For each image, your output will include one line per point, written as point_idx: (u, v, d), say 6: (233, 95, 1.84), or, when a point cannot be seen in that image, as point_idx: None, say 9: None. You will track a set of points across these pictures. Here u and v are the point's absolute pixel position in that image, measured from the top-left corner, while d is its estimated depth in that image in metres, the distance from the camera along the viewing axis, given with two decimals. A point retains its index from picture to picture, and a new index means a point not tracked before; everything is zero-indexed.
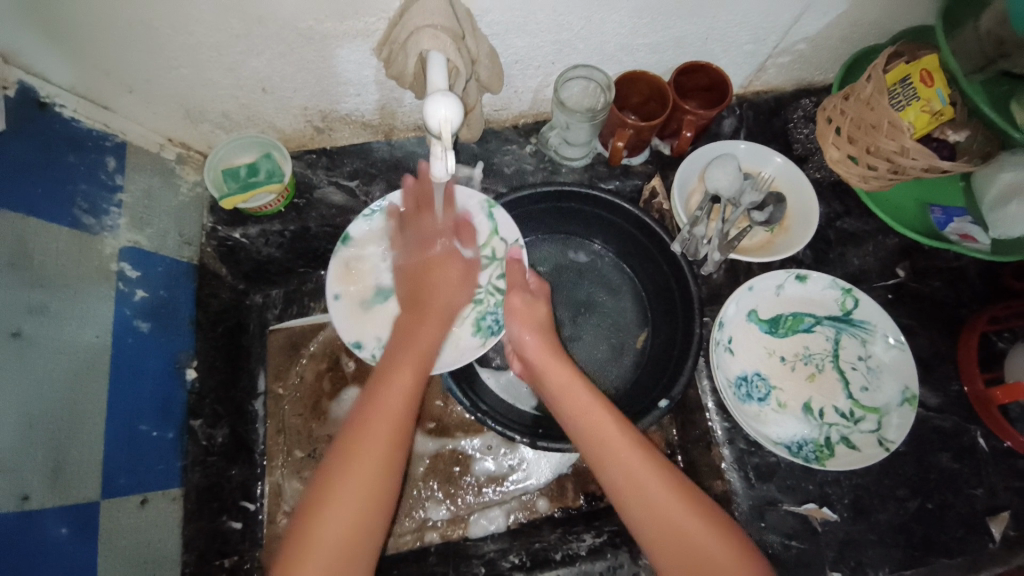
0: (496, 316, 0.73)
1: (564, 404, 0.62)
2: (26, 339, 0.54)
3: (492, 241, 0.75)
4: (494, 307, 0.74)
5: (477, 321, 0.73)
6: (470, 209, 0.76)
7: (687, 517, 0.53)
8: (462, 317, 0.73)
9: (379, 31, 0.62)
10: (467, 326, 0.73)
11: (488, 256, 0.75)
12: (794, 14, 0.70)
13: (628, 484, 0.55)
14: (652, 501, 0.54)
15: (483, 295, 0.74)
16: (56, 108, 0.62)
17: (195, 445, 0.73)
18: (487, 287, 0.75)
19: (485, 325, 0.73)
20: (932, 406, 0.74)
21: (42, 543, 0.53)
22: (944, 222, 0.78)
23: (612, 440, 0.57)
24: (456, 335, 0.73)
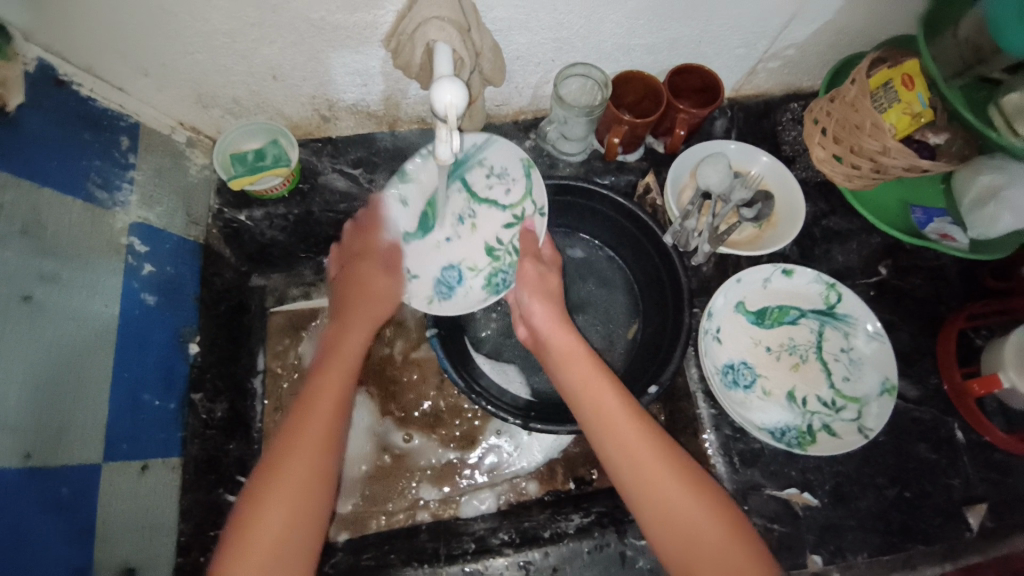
0: (508, 275, 0.74)
1: (568, 377, 0.63)
2: (38, 303, 0.57)
3: (524, 203, 0.75)
4: (507, 267, 0.74)
5: (490, 277, 0.75)
6: (512, 166, 0.76)
7: (684, 498, 0.55)
8: (478, 269, 0.75)
9: (387, 23, 0.65)
10: (480, 279, 0.75)
11: (517, 216, 0.75)
12: (784, 19, 0.74)
13: (629, 459, 0.57)
14: (654, 481, 0.55)
15: (503, 253, 0.75)
16: (73, 86, 0.64)
17: (196, 418, 0.75)
18: (508, 247, 0.75)
19: (495, 282, 0.74)
20: (912, 398, 0.76)
21: (42, 501, 0.55)
22: (924, 222, 0.81)
23: (619, 417, 0.59)
24: (468, 285, 0.75)
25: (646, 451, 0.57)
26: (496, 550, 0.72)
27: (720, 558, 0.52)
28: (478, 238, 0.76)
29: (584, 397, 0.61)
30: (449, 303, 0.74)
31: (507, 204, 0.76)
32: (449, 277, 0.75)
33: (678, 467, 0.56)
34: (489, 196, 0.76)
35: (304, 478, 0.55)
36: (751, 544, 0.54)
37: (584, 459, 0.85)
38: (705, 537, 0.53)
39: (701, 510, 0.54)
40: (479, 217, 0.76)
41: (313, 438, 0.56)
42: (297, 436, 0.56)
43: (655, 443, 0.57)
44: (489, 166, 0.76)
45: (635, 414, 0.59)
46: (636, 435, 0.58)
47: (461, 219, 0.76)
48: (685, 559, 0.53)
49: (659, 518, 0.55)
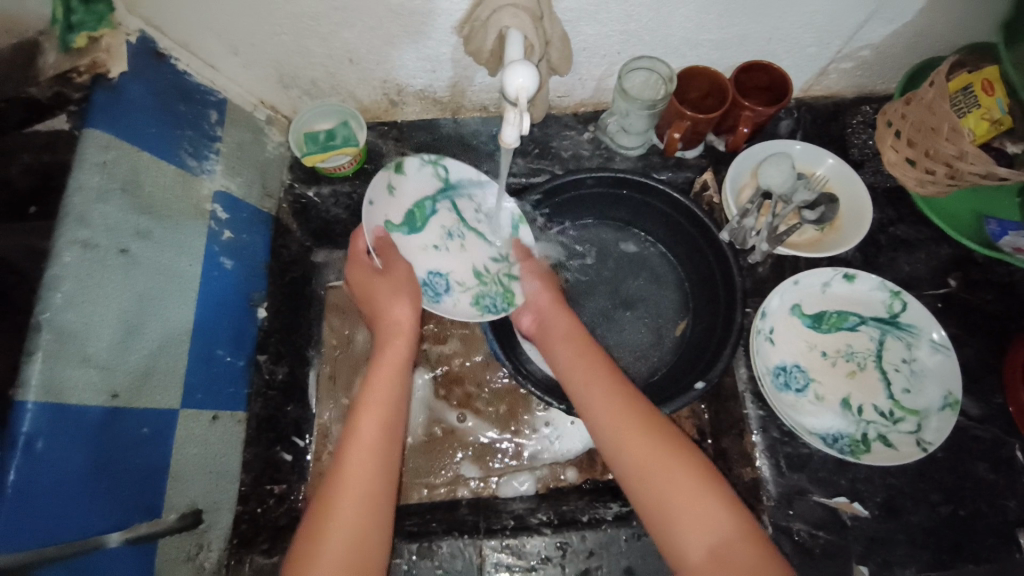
0: (497, 300, 0.78)
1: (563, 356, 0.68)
2: (132, 257, 0.62)
3: (512, 245, 0.81)
4: (495, 294, 0.79)
5: (479, 296, 0.79)
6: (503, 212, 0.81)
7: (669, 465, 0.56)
8: (467, 286, 0.79)
9: (461, 10, 0.68)
10: (467, 295, 0.79)
11: (505, 255, 0.81)
12: (860, 19, 0.72)
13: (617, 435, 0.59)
14: (643, 457, 0.57)
15: (491, 280, 0.80)
16: (170, 60, 0.70)
17: (259, 377, 0.81)
18: (495, 277, 0.80)
19: (484, 303, 0.78)
20: (974, 416, 0.73)
21: (126, 437, 0.60)
22: (998, 234, 0.77)
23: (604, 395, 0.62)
24: (456, 296, 0.78)
25: (628, 422, 0.59)
26: (535, 529, 0.74)
27: (700, 521, 0.53)
28: (466, 260, 0.80)
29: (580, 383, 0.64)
30: (438, 307, 0.77)
31: (495, 240, 0.81)
32: (439, 284, 0.78)
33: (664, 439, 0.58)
34: (479, 229, 0.81)
35: (367, 482, 0.57)
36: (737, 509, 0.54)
37: None
38: (690, 501, 0.54)
39: (684, 476, 0.55)
40: (469, 240, 0.81)
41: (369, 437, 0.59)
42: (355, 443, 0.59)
43: (643, 418, 0.59)
44: (483, 206, 0.81)
45: (619, 389, 0.62)
46: (622, 411, 0.60)
47: (450, 236, 0.80)
48: (669, 528, 0.54)
49: (643, 487, 0.56)
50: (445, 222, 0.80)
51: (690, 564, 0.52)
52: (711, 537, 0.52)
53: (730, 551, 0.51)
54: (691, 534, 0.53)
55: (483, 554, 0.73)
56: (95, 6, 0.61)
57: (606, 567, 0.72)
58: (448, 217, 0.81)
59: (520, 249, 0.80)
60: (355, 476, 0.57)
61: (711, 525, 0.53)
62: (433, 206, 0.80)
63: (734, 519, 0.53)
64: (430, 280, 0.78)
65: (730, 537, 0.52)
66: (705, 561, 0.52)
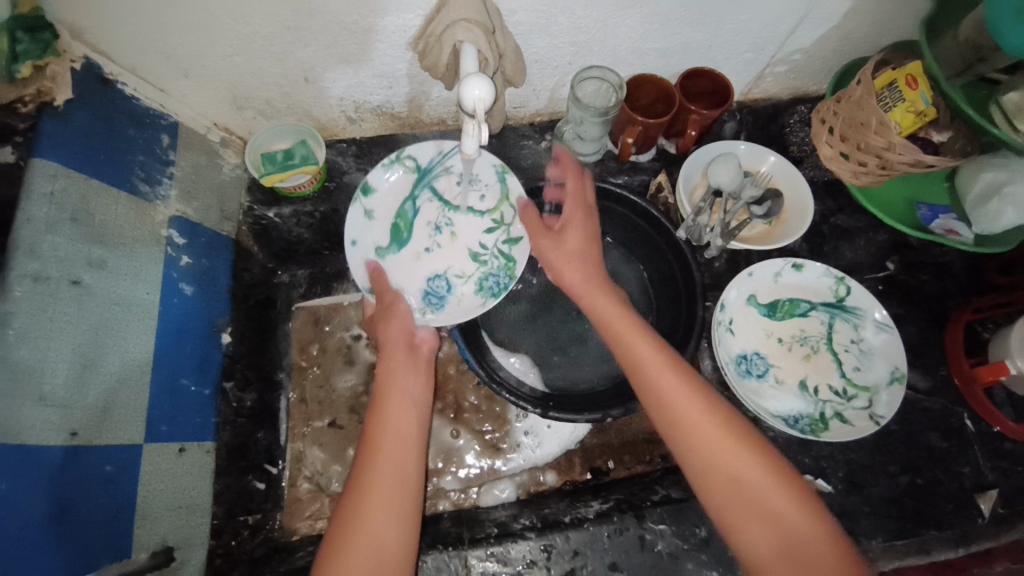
0: (498, 278, 0.82)
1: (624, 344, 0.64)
2: (85, 287, 0.60)
3: (501, 207, 0.83)
4: (496, 272, 0.82)
5: (480, 282, 0.82)
6: (484, 173, 0.82)
7: (744, 459, 0.55)
8: (467, 276, 0.83)
9: (415, 27, 0.69)
10: (471, 285, 0.82)
11: (497, 221, 0.83)
12: (790, 25, 0.77)
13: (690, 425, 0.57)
14: (717, 450, 0.55)
15: (488, 257, 0.83)
16: (118, 85, 0.68)
17: (227, 405, 0.80)
18: (493, 251, 0.83)
19: (488, 286, 0.82)
20: (922, 389, 0.79)
21: (87, 475, 0.57)
22: (929, 218, 0.83)
23: (675, 386, 0.59)
24: (460, 292, 0.82)
25: (699, 412, 0.57)
26: (518, 533, 0.75)
27: (773, 515, 0.52)
28: (460, 245, 0.84)
29: (644, 367, 0.61)
30: (444, 312, 0.81)
31: (484, 210, 0.84)
32: (441, 287, 0.82)
33: (737, 431, 0.56)
34: (465, 204, 0.84)
35: (388, 499, 0.58)
36: (813, 505, 0.53)
37: (600, 450, 0.87)
38: (758, 494, 0.53)
39: (752, 468, 0.54)
40: (458, 225, 0.84)
41: (390, 454, 0.61)
42: (376, 461, 0.60)
43: (715, 412, 0.58)
44: (457, 176, 0.83)
45: (682, 374, 0.60)
46: (693, 398, 0.58)
47: (439, 229, 0.84)
48: (738, 522, 0.53)
49: (716, 482, 0.55)
50: (430, 218, 0.84)
51: (760, 559, 0.52)
52: (780, 531, 0.52)
53: (801, 545, 0.51)
54: (761, 528, 0.52)
55: (469, 564, 0.72)
56: (40, 34, 0.59)
57: (591, 565, 0.72)
58: (432, 211, 0.84)
59: (529, 214, 0.78)
60: (374, 491, 0.59)
61: (780, 518, 0.52)
62: (413, 207, 0.83)
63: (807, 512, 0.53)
64: (431, 286, 0.82)
65: (801, 529, 0.51)
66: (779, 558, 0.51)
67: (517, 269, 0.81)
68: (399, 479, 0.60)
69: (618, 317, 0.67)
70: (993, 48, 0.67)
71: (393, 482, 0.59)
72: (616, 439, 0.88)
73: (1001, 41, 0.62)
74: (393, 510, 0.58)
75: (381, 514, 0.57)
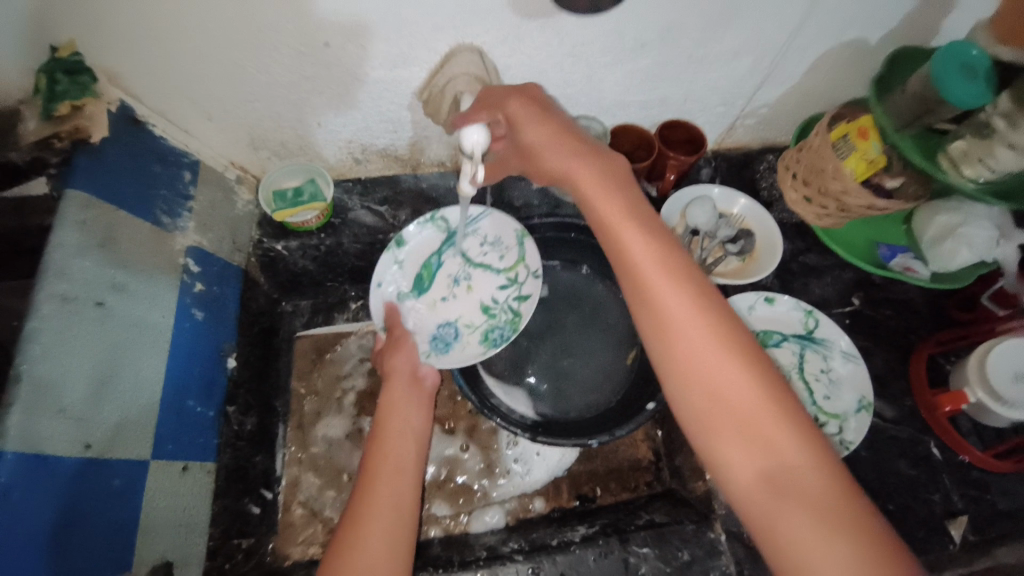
0: (502, 331, 0.87)
1: (608, 234, 0.57)
2: (108, 309, 0.65)
3: (518, 267, 0.89)
4: (502, 325, 0.87)
5: (486, 333, 0.88)
6: (506, 235, 0.90)
7: (724, 368, 0.49)
8: (476, 326, 0.88)
9: (419, 79, 0.77)
10: (477, 336, 0.88)
11: (512, 279, 0.89)
12: (756, 83, 0.87)
13: (668, 327, 0.51)
14: (699, 358, 0.50)
15: (497, 312, 0.88)
16: (148, 127, 0.75)
17: (228, 428, 0.82)
18: (503, 306, 0.88)
19: (492, 338, 0.87)
20: (889, 418, 0.84)
21: (98, 486, 0.60)
22: (888, 257, 0.90)
23: (658, 284, 0.53)
24: (466, 340, 0.87)
25: (683, 314, 0.51)
26: (507, 556, 0.77)
27: (752, 434, 0.47)
28: (474, 298, 0.90)
29: (631, 259, 0.55)
30: (448, 355, 0.86)
31: (501, 268, 0.90)
32: (449, 334, 0.88)
33: (726, 338, 0.50)
34: (484, 261, 0.90)
35: (385, 526, 0.61)
36: (805, 428, 0.47)
37: (587, 477, 0.92)
38: (749, 420, 0.47)
39: (741, 390, 0.48)
40: (475, 279, 0.90)
41: (389, 484, 0.65)
42: (375, 490, 0.64)
43: (699, 313, 0.51)
44: (482, 237, 0.90)
45: (673, 271, 0.53)
46: (676, 297, 0.52)
47: (456, 280, 0.90)
48: (712, 437, 0.49)
49: (691, 392, 0.50)
50: (452, 271, 0.91)
51: (734, 478, 0.47)
52: (760, 452, 0.46)
53: (786, 473, 0.45)
54: (737, 448, 0.47)
55: None
56: (79, 77, 0.64)
57: None
58: (454, 265, 0.91)
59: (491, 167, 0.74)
60: (372, 517, 0.61)
61: (768, 446, 0.46)
62: (438, 261, 0.91)
63: (805, 446, 0.46)
64: (440, 332, 0.88)
65: (794, 465, 0.45)
66: (755, 480, 0.46)
67: (521, 323, 0.86)
68: (396, 506, 0.63)
69: (609, 202, 0.58)
70: (937, 101, 0.71)
71: (391, 510, 0.63)
72: (601, 467, 0.92)
73: (947, 94, 0.67)
74: (392, 534, 0.61)
75: (378, 542, 0.60)
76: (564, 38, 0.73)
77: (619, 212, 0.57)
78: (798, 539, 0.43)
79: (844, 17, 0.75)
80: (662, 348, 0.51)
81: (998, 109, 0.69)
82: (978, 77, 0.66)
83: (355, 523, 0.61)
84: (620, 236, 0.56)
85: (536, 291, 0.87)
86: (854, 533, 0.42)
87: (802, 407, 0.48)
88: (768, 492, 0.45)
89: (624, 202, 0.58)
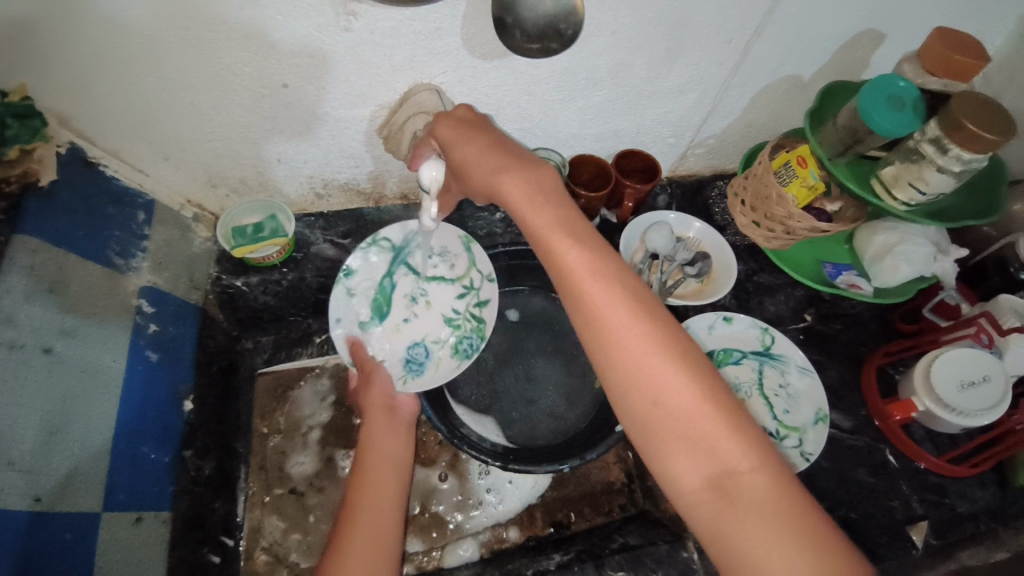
0: (472, 340, 0.88)
1: (541, 244, 0.55)
2: (56, 355, 0.62)
3: (470, 273, 0.89)
4: (469, 334, 0.88)
5: (456, 345, 0.88)
6: (451, 245, 0.89)
7: (666, 378, 0.49)
8: (443, 340, 0.88)
9: (379, 117, 0.78)
10: (448, 349, 0.88)
11: (467, 287, 0.90)
12: (702, 116, 0.91)
13: (610, 339, 0.51)
14: (641, 368, 0.50)
15: (462, 321, 0.89)
16: (100, 167, 0.74)
17: (186, 473, 0.79)
18: (465, 314, 0.89)
19: (463, 348, 0.87)
20: (846, 428, 0.87)
21: (48, 543, 0.58)
22: (834, 274, 0.94)
23: (597, 295, 0.52)
24: (438, 356, 0.88)
25: (622, 327, 0.51)
26: None
27: (696, 442, 0.48)
28: (435, 312, 0.90)
29: (568, 270, 0.53)
30: (423, 376, 0.86)
31: (454, 277, 0.90)
32: (420, 354, 0.88)
33: (665, 346, 0.51)
34: (436, 274, 0.90)
35: (364, 569, 0.61)
36: (746, 431, 0.48)
37: (561, 503, 0.91)
38: (693, 429, 0.48)
39: (685, 400, 0.49)
40: (432, 294, 0.90)
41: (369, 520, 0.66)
42: (353, 529, 0.64)
43: (638, 321, 0.51)
44: (427, 249, 0.90)
45: (610, 281, 0.53)
46: (615, 308, 0.52)
47: (414, 299, 0.90)
48: (658, 447, 0.49)
49: (636, 404, 0.50)
50: (406, 290, 0.90)
51: (681, 486, 0.48)
52: (705, 459, 0.48)
53: (730, 478, 0.47)
54: (683, 456, 0.48)
55: None
56: (30, 121, 0.62)
57: None
58: (407, 284, 0.90)
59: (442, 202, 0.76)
60: (352, 557, 0.62)
61: (712, 453, 0.48)
62: (390, 282, 0.89)
63: (747, 449, 0.48)
64: (410, 354, 0.88)
65: (736, 469, 0.47)
66: (702, 487, 0.47)
67: (487, 329, 0.88)
68: (376, 543, 0.64)
69: (542, 211, 0.56)
70: (866, 133, 0.77)
71: (372, 546, 0.63)
72: (575, 492, 0.92)
73: (873, 126, 0.72)
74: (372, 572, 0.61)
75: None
76: (519, 77, 0.76)
77: (552, 221, 0.56)
78: (746, 543, 0.45)
79: (779, 54, 0.81)
80: (605, 361, 0.51)
81: (926, 135, 0.73)
82: (906, 108, 0.72)
83: (335, 563, 0.61)
84: (553, 245, 0.55)
85: (494, 295, 0.89)
86: (795, 532, 0.45)
87: (743, 410, 0.49)
88: (715, 499, 0.47)
89: (557, 207, 0.57)
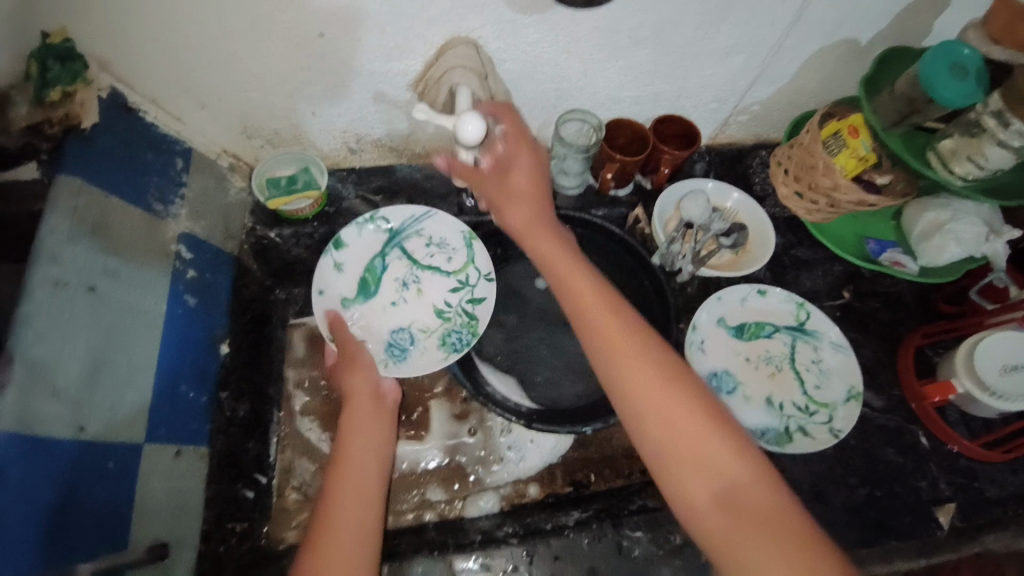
0: (459, 334, 0.87)
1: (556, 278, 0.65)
2: (99, 294, 0.64)
3: (466, 269, 0.90)
4: (459, 328, 0.87)
5: (444, 337, 0.87)
6: (452, 238, 0.91)
7: (666, 394, 0.56)
8: (431, 331, 0.88)
9: (414, 71, 0.77)
10: (434, 339, 0.87)
11: (462, 283, 0.90)
12: (749, 81, 0.87)
13: (614, 359, 0.58)
14: (643, 385, 0.56)
15: (452, 315, 0.89)
16: (140, 114, 0.73)
17: (221, 414, 0.82)
18: (457, 309, 0.89)
19: (449, 342, 0.87)
20: (878, 407, 0.85)
21: (93, 469, 0.61)
22: (877, 251, 0.91)
23: (603, 322, 0.60)
24: (423, 344, 0.87)
25: (625, 348, 0.59)
26: (504, 542, 0.83)
27: (695, 451, 0.53)
28: (426, 302, 0.90)
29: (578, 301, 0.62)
30: (407, 365, 0.85)
31: (450, 270, 0.91)
32: (405, 340, 0.87)
33: (663, 366, 0.57)
34: (431, 264, 0.91)
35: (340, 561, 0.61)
36: (739, 442, 0.54)
37: (580, 463, 0.89)
38: (691, 439, 0.54)
39: (682, 413, 0.55)
40: (424, 282, 0.90)
41: (347, 514, 0.65)
42: (331, 521, 0.64)
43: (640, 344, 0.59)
44: (423, 238, 0.92)
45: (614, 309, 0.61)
46: (618, 333, 0.59)
47: (406, 284, 0.90)
48: (662, 457, 0.54)
49: (640, 417, 0.56)
50: (399, 274, 0.91)
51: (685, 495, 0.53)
52: (704, 467, 0.53)
53: (727, 485, 0.52)
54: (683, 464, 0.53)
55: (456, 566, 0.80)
56: (71, 64, 0.62)
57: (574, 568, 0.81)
58: (400, 268, 0.91)
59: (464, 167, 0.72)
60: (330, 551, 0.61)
61: (709, 461, 0.53)
62: (382, 263, 0.90)
63: (741, 458, 0.53)
64: (395, 339, 0.87)
65: (732, 476, 0.52)
66: (701, 493, 0.52)
67: (479, 327, 0.87)
68: (358, 537, 0.64)
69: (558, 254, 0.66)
70: (925, 102, 0.74)
71: (353, 540, 0.63)
72: (596, 454, 0.90)
73: (934, 95, 0.68)
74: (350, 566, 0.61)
75: (341, 566, 0.60)
76: (559, 32, 0.73)
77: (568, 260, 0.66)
78: (742, 542, 0.49)
79: (836, 15, 0.77)
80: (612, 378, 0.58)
81: (988, 108, 0.70)
82: (968, 77, 0.68)
83: (315, 555, 0.61)
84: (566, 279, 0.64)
85: (490, 294, 0.88)
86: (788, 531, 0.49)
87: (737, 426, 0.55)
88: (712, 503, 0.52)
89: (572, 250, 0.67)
